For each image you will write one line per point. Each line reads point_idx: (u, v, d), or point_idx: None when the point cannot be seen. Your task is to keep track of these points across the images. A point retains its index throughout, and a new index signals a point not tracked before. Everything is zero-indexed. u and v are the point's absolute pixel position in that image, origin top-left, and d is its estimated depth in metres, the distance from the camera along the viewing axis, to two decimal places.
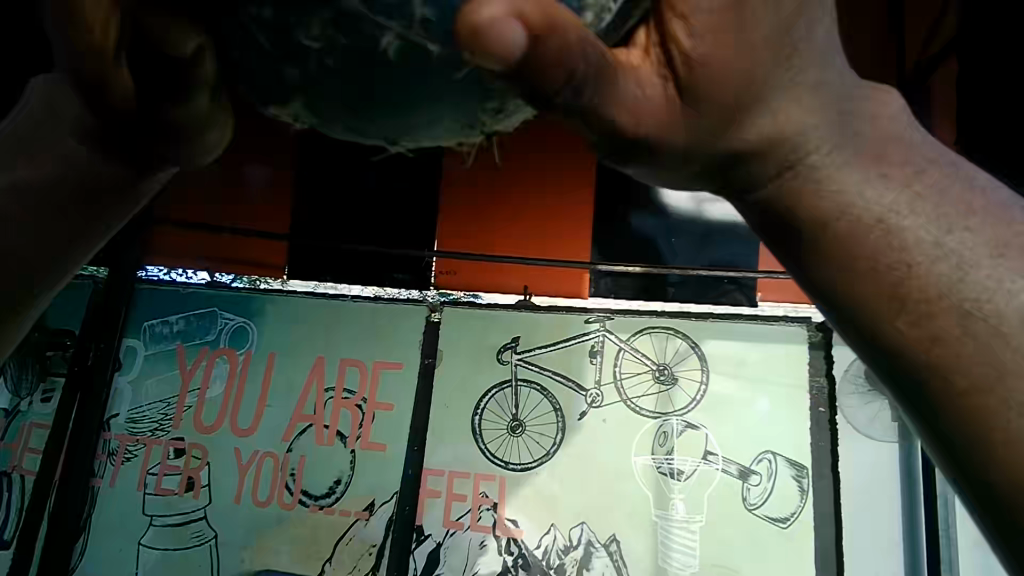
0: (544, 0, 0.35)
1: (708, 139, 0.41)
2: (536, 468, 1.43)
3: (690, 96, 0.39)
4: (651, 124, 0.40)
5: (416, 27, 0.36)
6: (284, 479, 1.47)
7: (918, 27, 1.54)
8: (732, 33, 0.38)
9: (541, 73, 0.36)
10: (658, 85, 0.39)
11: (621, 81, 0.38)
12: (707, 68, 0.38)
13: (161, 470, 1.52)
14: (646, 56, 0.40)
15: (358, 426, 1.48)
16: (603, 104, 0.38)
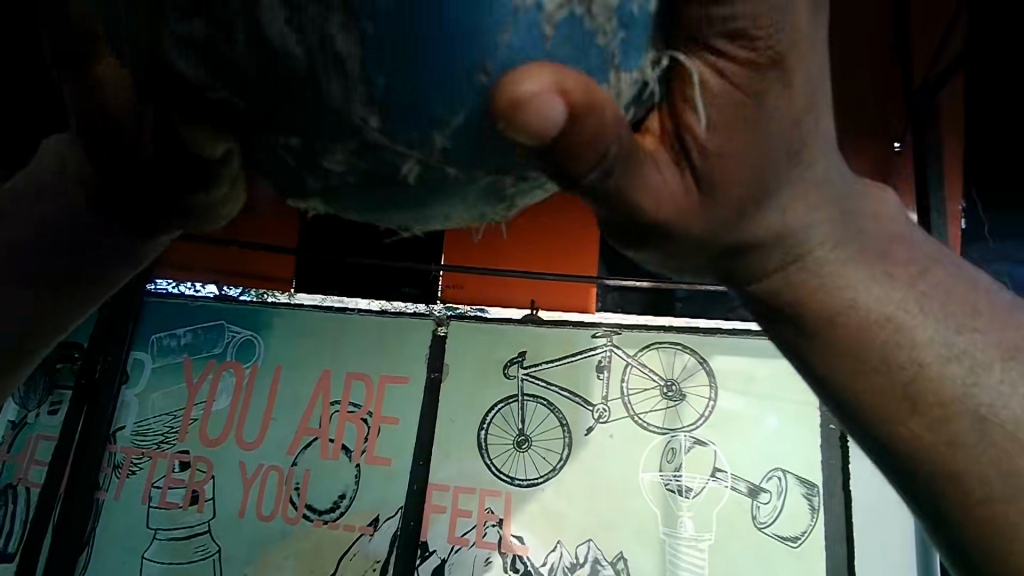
0: (585, 78, 0.31)
1: (722, 225, 0.41)
2: (542, 484, 1.42)
3: (706, 186, 0.38)
4: (666, 214, 0.39)
5: (436, 154, 0.34)
6: (289, 493, 1.46)
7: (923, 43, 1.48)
8: (747, 127, 0.36)
9: (570, 154, 0.32)
10: (674, 173, 0.38)
11: (647, 173, 0.37)
12: (723, 159, 0.37)
13: (166, 484, 1.51)
14: (659, 140, 0.39)
15: (363, 440, 1.47)
16: (630, 190, 0.36)
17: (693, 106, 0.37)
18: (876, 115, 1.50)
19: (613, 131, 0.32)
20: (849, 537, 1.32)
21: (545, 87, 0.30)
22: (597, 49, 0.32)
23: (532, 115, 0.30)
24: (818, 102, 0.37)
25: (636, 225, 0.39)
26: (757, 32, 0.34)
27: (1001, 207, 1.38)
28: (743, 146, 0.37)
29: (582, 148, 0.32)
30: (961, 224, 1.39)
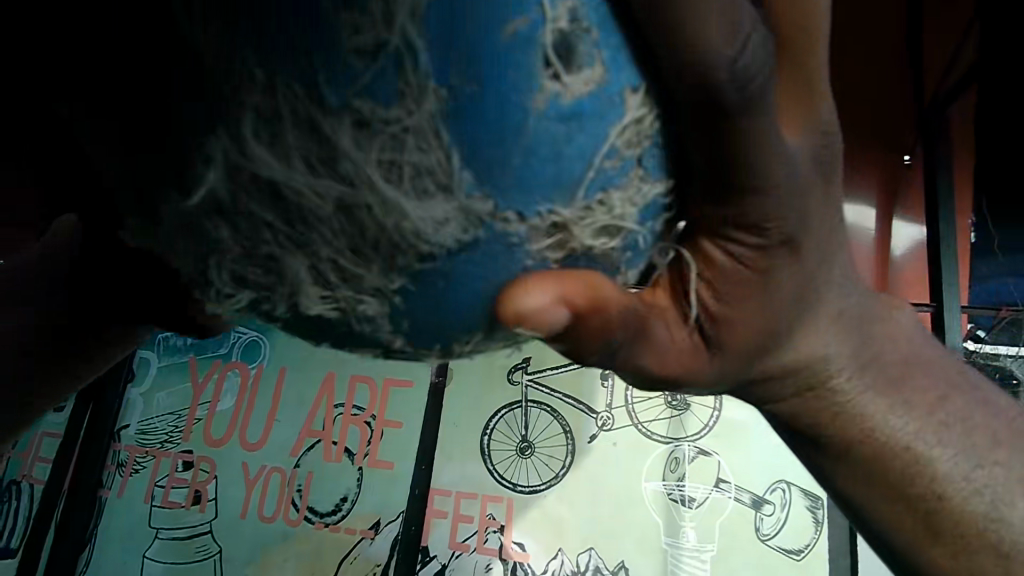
0: (588, 280, 0.35)
1: (729, 370, 0.45)
2: (545, 491, 1.41)
3: (714, 345, 0.43)
4: (674, 368, 0.43)
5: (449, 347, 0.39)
6: (290, 495, 1.46)
7: (936, 54, 1.48)
8: (750, 301, 0.42)
9: (579, 340, 0.37)
10: (685, 333, 0.43)
11: (654, 330, 0.42)
12: (730, 326, 0.43)
13: (168, 482, 1.52)
14: (672, 298, 0.42)
15: (366, 443, 1.47)
16: (639, 357, 0.42)
17: (706, 285, 0.41)
18: (887, 125, 1.49)
19: (617, 324, 0.37)
20: (853, 550, 1.31)
21: (567, 306, 0.35)
22: (618, 255, 0.37)
23: (539, 326, 0.34)
24: (816, 267, 0.43)
25: (647, 379, 0.44)
26: (767, 225, 0.38)
27: (1009, 221, 1.37)
28: (750, 312, 0.42)
29: (590, 337, 0.37)
30: (971, 237, 1.38)
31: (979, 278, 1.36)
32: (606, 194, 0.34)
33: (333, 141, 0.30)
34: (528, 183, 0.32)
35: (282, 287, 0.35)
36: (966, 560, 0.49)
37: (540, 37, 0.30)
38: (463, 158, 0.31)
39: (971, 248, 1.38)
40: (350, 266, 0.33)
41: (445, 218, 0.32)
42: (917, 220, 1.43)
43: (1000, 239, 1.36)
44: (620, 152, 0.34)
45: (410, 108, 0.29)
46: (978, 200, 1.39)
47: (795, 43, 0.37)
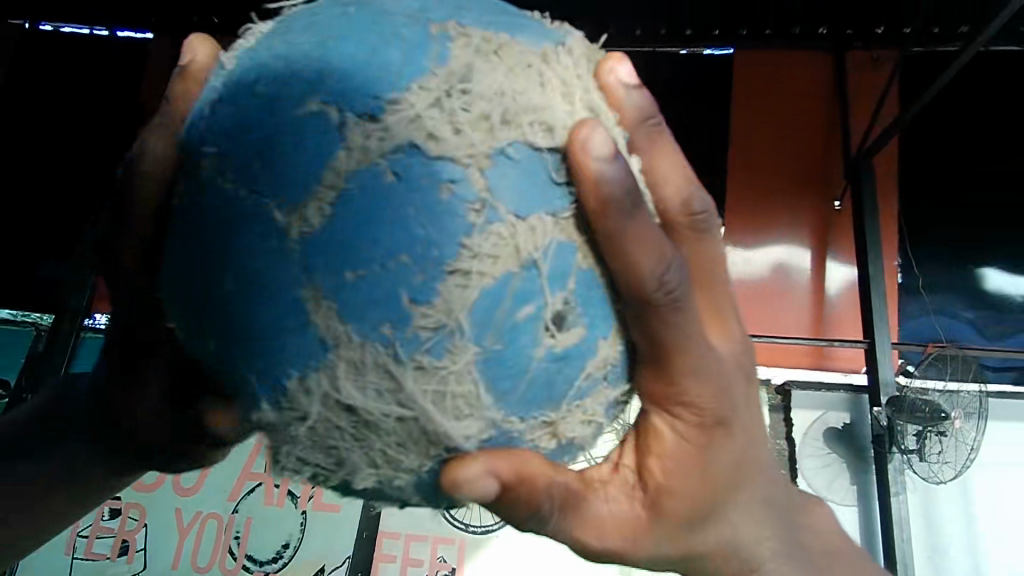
0: (514, 455, 0.35)
1: (655, 543, 0.39)
2: (498, 531, 1.39)
3: (654, 510, 0.39)
4: (615, 542, 0.39)
5: (404, 479, 0.36)
6: (228, 542, 1.41)
7: (862, 106, 1.59)
8: (699, 455, 0.37)
9: (530, 501, 0.35)
10: (629, 501, 0.39)
11: (592, 503, 0.38)
12: (667, 489, 0.38)
13: (93, 532, 1.44)
14: (614, 471, 0.40)
15: (311, 486, 1.43)
16: (572, 527, 0.38)
17: (653, 457, 0.38)
18: (817, 173, 1.57)
19: (553, 493, 0.36)
20: None
21: (494, 478, 0.34)
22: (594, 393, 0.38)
23: (470, 500, 0.35)
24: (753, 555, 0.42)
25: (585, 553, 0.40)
26: (704, 405, 0.36)
27: (932, 264, 1.47)
28: (675, 495, 0.38)
29: (524, 505, 0.36)
30: (897, 277, 1.47)
31: (909, 316, 1.45)
32: (588, 404, 0.38)
33: (340, 347, 0.33)
34: (528, 404, 0.36)
35: (337, 470, 0.37)
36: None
37: (541, 309, 0.35)
38: (488, 388, 0.34)
39: (897, 287, 1.47)
40: (360, 461, 0.36)
41: (474, 431, 0.35)
42: (849, 261, 1.53)
43: (922, 279, 1.46)
44: (598, 390, 0.38)
45: (452, 361, 0.33)
46: (902, 239, 1.48)
47: (701, 263, 0.38)
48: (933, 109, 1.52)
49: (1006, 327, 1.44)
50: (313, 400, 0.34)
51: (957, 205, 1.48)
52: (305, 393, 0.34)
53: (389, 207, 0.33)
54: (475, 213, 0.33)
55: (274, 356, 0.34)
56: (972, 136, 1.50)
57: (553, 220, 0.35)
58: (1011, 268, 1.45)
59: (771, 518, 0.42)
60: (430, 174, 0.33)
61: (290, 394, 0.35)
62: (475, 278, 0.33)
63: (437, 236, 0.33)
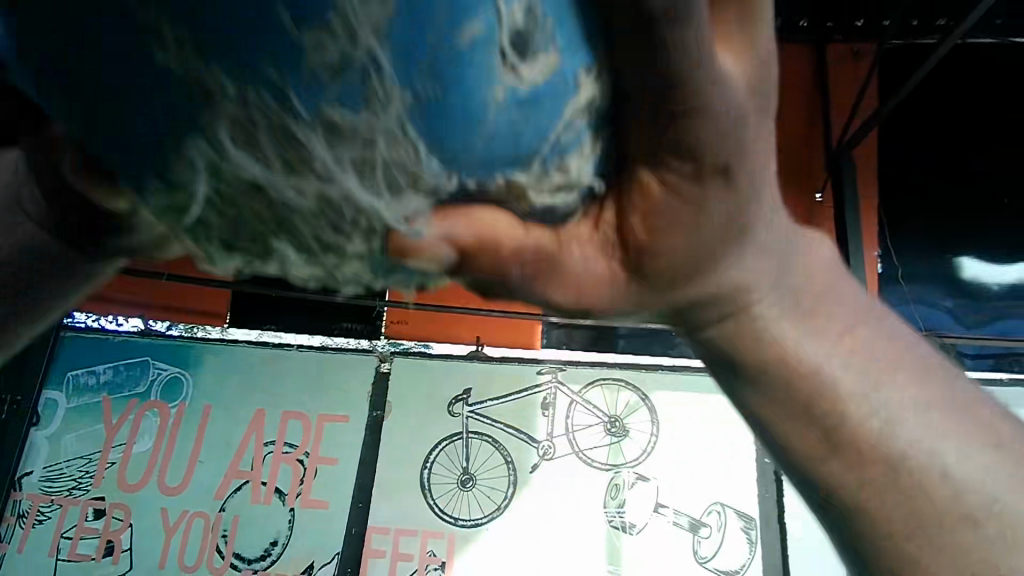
0: (470, 221, 0.26)
1: (654, 299, 0.30)
2: (486, 524, 1.40)
3: (642, 274, 0.28)
4: (592, 302, 0.29)
5: (347, 263, 0.28)
6: (215, 540, 1.40)
7: (841, 98, 1.61)
8: (689, 215, 0.26)
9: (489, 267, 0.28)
10: (608, 257, 0.28)
11: (564, 255, 0.28)
12: (655, 254, 0.27)
13: (77, 533, 1.43)
14: (595, 229, 0.28)
15: (299, 482, 1.42)
16: (548, 290, 0.29)
17: (637, 214, 0.26)
18: (798, 165, 1.58)
19: (513, 253, 0.27)
20: None
21: (447, 240, 0.26)
22: (580, 161, 0.26)
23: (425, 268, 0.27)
24: None
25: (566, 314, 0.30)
26: (694, 150, 0.23)
27: (913, 254, 1.49)
28: (673, 250, 0.27)
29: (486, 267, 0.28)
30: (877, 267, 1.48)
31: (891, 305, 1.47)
32: (566, 165, 0.25)
33: (216, 102, 0.22)
34: (491, 171, 0.24)
35: (268, 262, 0.28)
36: (967, 526, 0.30)
37: (493, 27, 0.21)
38: (432, 150, 0.23)
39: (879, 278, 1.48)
40: (288, 249, 0.27)
41: (415, 204, 0.25)
42: None
43: (901, 270, 1.48)
44: (577, 149, 0.25)
45: (376, 114, 0.22)
46: (881, 231, 1.49)
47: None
48: (912, 101, 1.55)
49: (985, 313, 1.46)
50: (198, 175, 0.24)
51: (936, 195, 1.50)
52: (182, 167, 0.24)
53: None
54: None
55: (126, 136, 0.23)
56: (949, 128, 1.53)
57: None
58: (988, 257, 1.48)
59: (772, 260, 0.30)
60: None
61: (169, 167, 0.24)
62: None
63: None
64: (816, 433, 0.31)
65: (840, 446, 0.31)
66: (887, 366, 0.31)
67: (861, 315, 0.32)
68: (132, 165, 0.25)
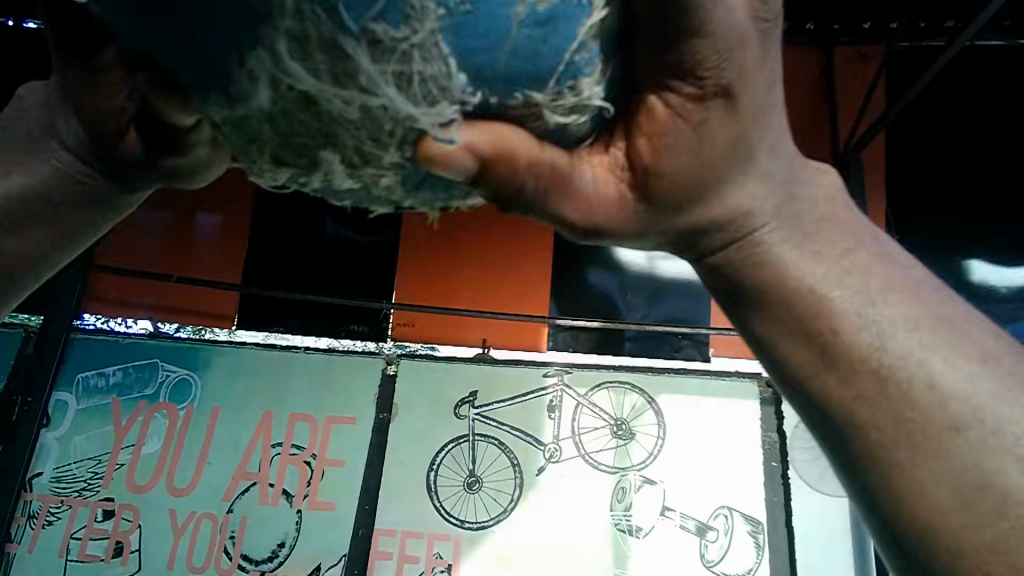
0: (494, 133, 0.37)
1: (663, 223, 0.43)
2: (493, 527, 1.40)
3: (642, 192, 0.41)
4: (599, 217, 0.41)
5: (393, 171, 0.40)
6: (223, 542, 1.41)
7: (849, 100, 1.60)
8: (688, 136, 0.38)
9: (512, 174, 0.38)
10: (618, 179, 0.41)
11: (575, 175, 0.40)
12: (661, 169, 0.39)
13: (86, 534, 1.44)
14: (605, 152, 0.41)
15: (306, 484, 1.43)
16: (563, 196, 0.40)
17: (644, 137, 0.39)
18: None
19: (529, 164, 0.38)
20: None
21: (473, 148, 0.37)
22: (581, 80, 0.37)
23: (447, 172, 0.38)
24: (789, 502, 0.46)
25: (581, 227, 0.42)
26: (703, 72, 0.36)
27: (922, 257, 1.47)
28: (674, 165, 0.40)
29: (505, 174, 0.38)
30: None
31: None
32: (580, 85, 0.37)
33: (273, 17, 0.33)
34: (511, 85, 0.36)
35: (313, 174, 0.40)
36: (953, 435, 0.39)
37: None
38: (459, 63, 0.34)
39: None
40: (334, 158, 0.39)
41: (445, 115, 0.36)
42: None
43: None
44: (586, 74, 0.37)
45: (413, 30, 0.33)
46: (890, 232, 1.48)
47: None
48: (920, 101, 1.54)
49: (997, 314, 1.45)
50: (259, 87, 0.36)
51: (944, 197, 1.50)
52: (254, 81, 0.36)
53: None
54: None
55: (217, 65, 0.36)
56: (956, 129, 1.53)
57: None
58: (997, 259, 1.47)
59: (776, 191, 0.43)
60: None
61: (234, 83, 0.36)
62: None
63: None
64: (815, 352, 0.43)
65: (832, 369, 0.42)
66: (883, 292, 0.43)
67: (858, 239, 0.45)
68: (197, 83, 0.37)
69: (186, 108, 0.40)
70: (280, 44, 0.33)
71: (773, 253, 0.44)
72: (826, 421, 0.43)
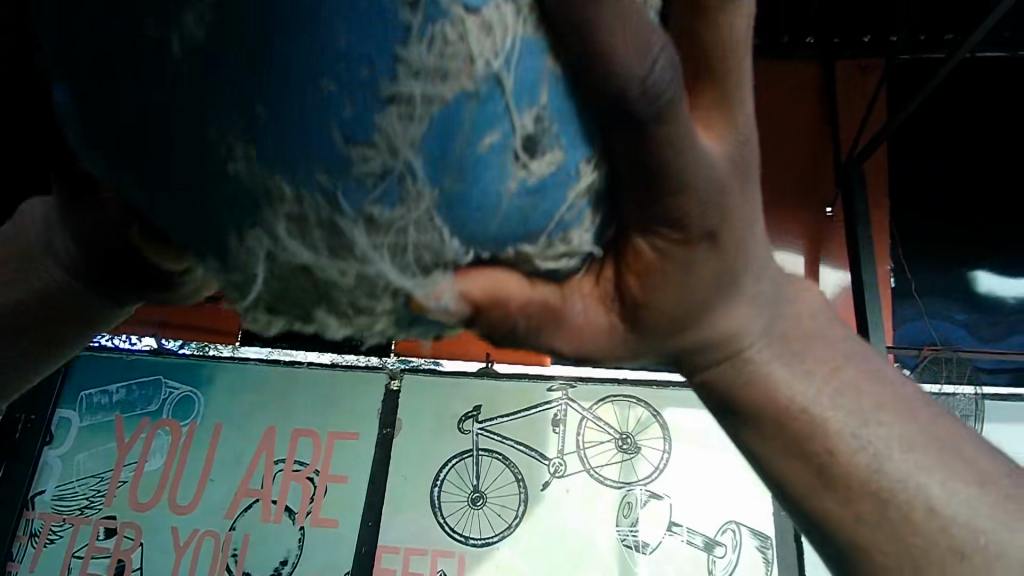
0: (492, 280, 0.27)
1: (655, 343, 0.33)
2: (497, 543, 1.39)
3: (636, 324, 0.31)
4: (593, 352, 0.32)
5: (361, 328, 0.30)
6: (225, 560, 1.39)
7: (851, 112, 1.60)
8: (681, 274, 0.29)
9: (500, 322, 0.28)
10: (607, 311, 0.31)
11: (568, 313, 0.30)
12: (651, 309, 0.30)
13: (88, 553, 1.43)
14: (597, 282, 0.30)
15: (309, 501, 1.42)
16: (548, 336, 0.31)
17: (633, 276, 0.29)
18: (806, 182, 1.59)
19: (521, 314, 0.29)
20: None
21: (463, 301, 0.27)
22: (579, 230, 0.26)
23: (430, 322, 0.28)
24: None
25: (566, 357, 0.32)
26: (687, 219, 0.27)
27: (926, 268, 1.48)
28: (662, 307, 0.30)
29: (494, 322, 0.28)
30: (890, 283, 1.47)
31: (903, 320, 1.46)
32: (572, 241, 0.27)
33: (273, 198, 0.23)
34: (495, 247, 0.25)
35: (310, 324, 0.28)
36: (959, 561, 0.32)
37: (508, 135, 0.22)
38: (440, 224, 0.24)
39: (890, 292, 1.47)
40: (329, 318, 0.27)
41: (435, 289, 0.26)
42: (842, 266, 1.54)
43: (913, 285, 1.47)
44: (582, 227, 0.26)
45: (407, 209, 0.23)
46: (893, 245, 1.49)
47: (724, 54, 0.25)
48: (922, 113, 1.55)
49: (1002, 326, 1.44)
50: (257, 260, 0.25)
51: (949, 209, 1.50)
52: (244, 249, 0.25)
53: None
54: (408, 3, 0.20)
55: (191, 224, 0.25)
56: (957, 142, 1.53)
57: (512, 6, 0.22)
58: (1004, 270, 1.46)
59: (763, 311, 0.34)
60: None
61: (232, 252, 0.25)
62: (423, 103, 0.21)
63: (359, 35, 0.20)
64: (811, 472, 0.34)
65: (829, 487, 0.34)
66: (874, 407, 0.34)
67: (846, 355, 0.36)
68: (191, 241, 0.27)
69: (176, 259, 0.33)
70: (262, 214, 0.23)
71: (759, 373, 0.35)
72: (827, 540, 0.35)
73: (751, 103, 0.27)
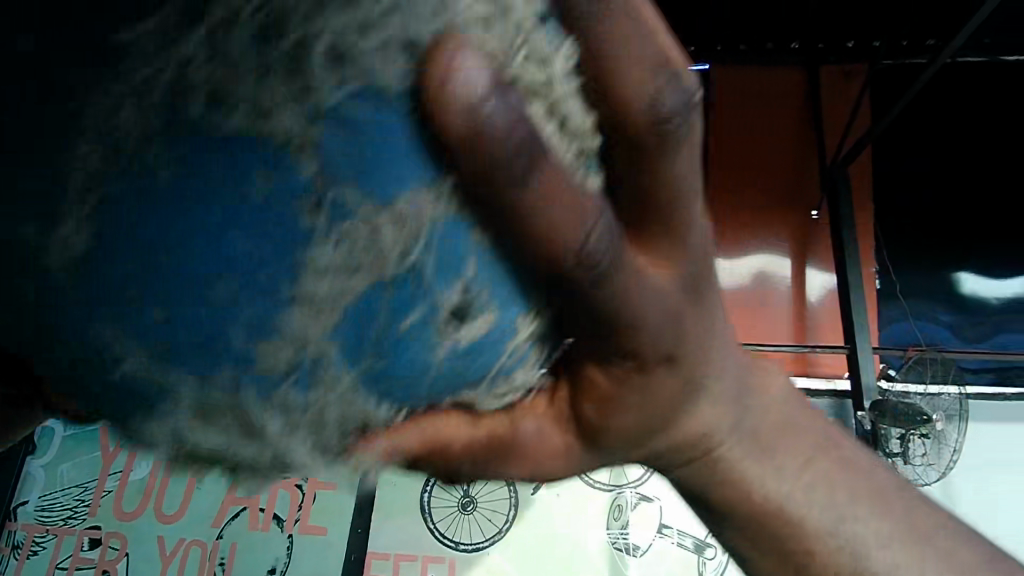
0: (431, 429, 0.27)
1: (618, 453, 0.32)
2: (488, 548, 1.38)
3: (592, 445, 0.31)
4: (549, 470, 0.31)
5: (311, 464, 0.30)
6: (211, 569, 1.37)
7: (835, 117, 1.62)
8: (635, 398, 0.28)
9: (449, 457, 0.29)
10: (561, 431, 0.30)
11: (517, 437, 0.30)
12: (613, 430, 0.30)
13: (72, 564, 1.40)
14: (550, 403, 0.29)
15: (297, 508, 1.41)
16: (508, 465, 0.31)
17: (591, 406, 0.28)
18: (791, 187, 1.61)
19: (469, 449, 0.29)
20: None
21: (405, 450, 0.27)
22: (520, 372, 0.25)
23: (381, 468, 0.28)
24: None
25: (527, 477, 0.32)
26: (644, 352, 0.26)
27: (911, 270, 1.49)
28: (618, 430, 0.30)
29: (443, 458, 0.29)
30: (875, 283, 1.49)
31: (889, 320, 1.47)
32: (512, 380, 0.25)
33: (170, 396, 0.21)
34: (427, 399, 0.24)
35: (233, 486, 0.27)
36: None
37: (431, 311, 0.21)
38: (365, 401, 0.22)
39: (876, 294, 1.49)
40: (252, 479, 0.26)
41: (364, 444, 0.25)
42: (827, 268, 1.55)
43: (899, 287, 1.48)
44: (520, 370, 0.25)
45: (322, 395, 0.21)
46: (879, 244, 1.51)
47: (670, 193, 0.22)
48: (905, 117, 1.57)
49: (986, 326, 1.47)
50: (161, 441, 0.23)
51: (933, 211, 1.51)
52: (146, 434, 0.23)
53: (190, 180, 0.18)
54: (308, 208, 0.18)
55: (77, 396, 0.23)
56: (940, 146, 1.54)
57: (426, 195, 0.19)
58: (986, 271, 1.48)
59: (731, 408, 0.32)
60: (232, 154, 0.17)
61: (136, 435, 0.24)
62: (328, 299, 0.19)
63: (257, 244, 0.18)
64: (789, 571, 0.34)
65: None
66: (847, 500, 0.34)
67: (820, 446, 0.35)
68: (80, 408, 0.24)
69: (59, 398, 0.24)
70: (166, 410, 0.22)
71: (735, 471, 0.34)
72: None
73: (706, 221, 0.25)
